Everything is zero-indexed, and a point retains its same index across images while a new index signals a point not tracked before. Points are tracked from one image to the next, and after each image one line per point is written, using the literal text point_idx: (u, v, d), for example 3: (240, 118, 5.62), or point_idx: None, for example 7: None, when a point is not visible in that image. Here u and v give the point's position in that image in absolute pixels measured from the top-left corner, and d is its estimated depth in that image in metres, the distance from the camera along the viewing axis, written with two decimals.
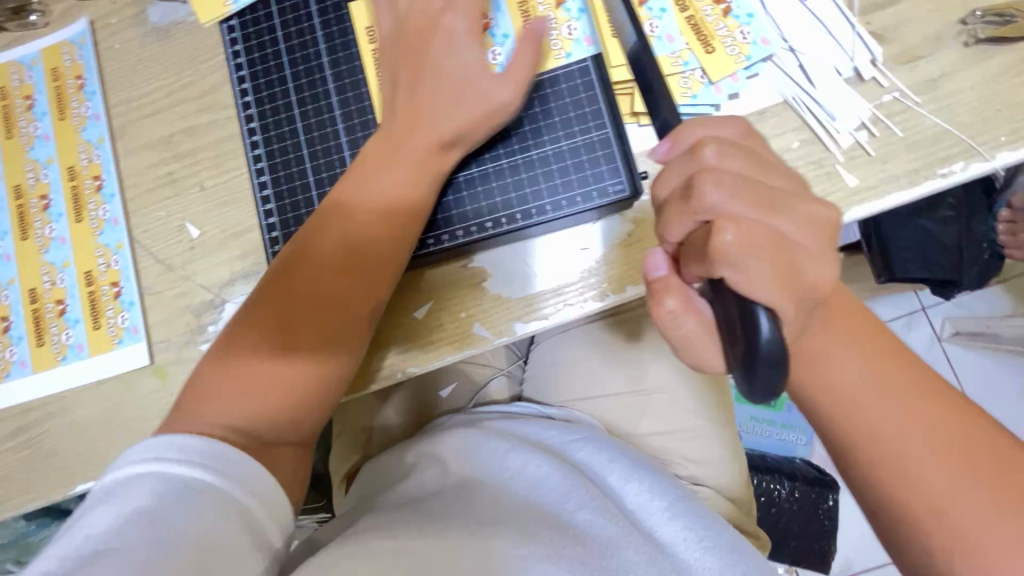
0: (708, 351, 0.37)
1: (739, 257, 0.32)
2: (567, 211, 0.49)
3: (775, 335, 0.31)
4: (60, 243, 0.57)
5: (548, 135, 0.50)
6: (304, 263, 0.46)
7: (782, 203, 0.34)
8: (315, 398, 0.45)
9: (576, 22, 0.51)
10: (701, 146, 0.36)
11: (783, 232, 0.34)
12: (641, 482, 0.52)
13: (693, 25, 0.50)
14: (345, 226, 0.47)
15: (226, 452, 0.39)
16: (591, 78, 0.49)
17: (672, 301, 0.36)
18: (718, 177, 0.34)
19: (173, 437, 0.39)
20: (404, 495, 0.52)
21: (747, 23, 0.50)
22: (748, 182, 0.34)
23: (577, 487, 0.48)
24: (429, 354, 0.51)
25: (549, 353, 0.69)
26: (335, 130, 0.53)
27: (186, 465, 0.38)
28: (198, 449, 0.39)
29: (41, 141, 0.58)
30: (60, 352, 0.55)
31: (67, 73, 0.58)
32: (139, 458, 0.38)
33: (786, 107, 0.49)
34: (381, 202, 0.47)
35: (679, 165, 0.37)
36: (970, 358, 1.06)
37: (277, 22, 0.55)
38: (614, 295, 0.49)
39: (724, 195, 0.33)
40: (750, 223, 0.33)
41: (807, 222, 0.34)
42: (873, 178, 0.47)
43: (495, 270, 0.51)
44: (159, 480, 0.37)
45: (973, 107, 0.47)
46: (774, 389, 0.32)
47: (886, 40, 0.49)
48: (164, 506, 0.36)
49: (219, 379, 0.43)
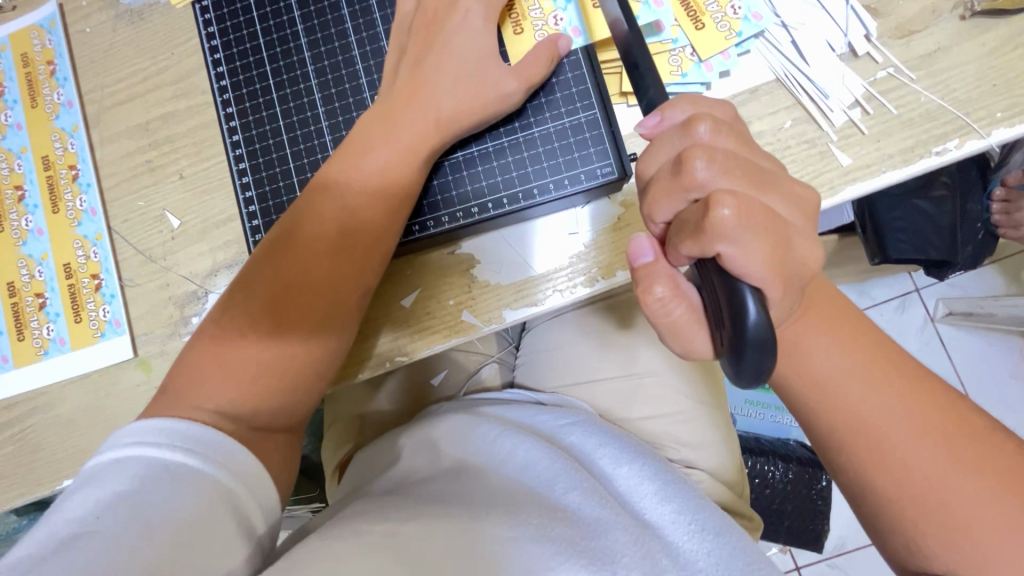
0: (695, 336, 0.36)
1: (738, 231, 0.31)
2: (555, 195, 0.48)
3: (762, 319, 0.31)
4: (37, 235, 0.55)
5: (534, 117, 0.48)
6: (289, 244, 0.44)
7: (769, 181, 0.34)
8: (302, 387, 0.44)
9: None
10: (694, 121, 0.35)
11: (771, 205, 0.33)
12: (632, 466, 0.52)
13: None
14: (335, 207, 0.45)
15: (216, 439, 0.39)
16: (578, 58, 0.48)
17: (661, 288, 0.35)
18: (710, 152, 0.33)
19: (163, 422, 0.39)
20: (392, 481, 0.52)
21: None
22: (739, 159, 0.33)
23: (566, 470, 0.47)
24: (418, 342, 0.50)
25: (541, 338, 0.68)
26: (315, 115, 0.51)
27: (151, 443, 0.37)
28: (183, 434, 0.38)
29: (13, 130, 0.56)
30: (42, 346, 0.54)
31: (37, 59, 0.56)
32: (119, 444, 0.37)
33: (779, 85, 0.48)
34: (369, 180, 0.45)
35: (669, 142, 0.35)
36: (964, 337, 1.06)
37: (252, 2, 0.53)
38: (605, 280, 0.49)
39: (716, 169, 0.32)
40: (747, 196, 0.32)
41: (790, 199, 0.34)
42: (866, 157, 0.46)
43: (482, 256, 0.50)
44: (141, 464, 0.36)
45: (969, 83, 0.46)
46: (762, 372, 0.31)
47: (882, 14, 0.47)
48: (148, 490, 0.35)
49: (214, 362, 0.42)
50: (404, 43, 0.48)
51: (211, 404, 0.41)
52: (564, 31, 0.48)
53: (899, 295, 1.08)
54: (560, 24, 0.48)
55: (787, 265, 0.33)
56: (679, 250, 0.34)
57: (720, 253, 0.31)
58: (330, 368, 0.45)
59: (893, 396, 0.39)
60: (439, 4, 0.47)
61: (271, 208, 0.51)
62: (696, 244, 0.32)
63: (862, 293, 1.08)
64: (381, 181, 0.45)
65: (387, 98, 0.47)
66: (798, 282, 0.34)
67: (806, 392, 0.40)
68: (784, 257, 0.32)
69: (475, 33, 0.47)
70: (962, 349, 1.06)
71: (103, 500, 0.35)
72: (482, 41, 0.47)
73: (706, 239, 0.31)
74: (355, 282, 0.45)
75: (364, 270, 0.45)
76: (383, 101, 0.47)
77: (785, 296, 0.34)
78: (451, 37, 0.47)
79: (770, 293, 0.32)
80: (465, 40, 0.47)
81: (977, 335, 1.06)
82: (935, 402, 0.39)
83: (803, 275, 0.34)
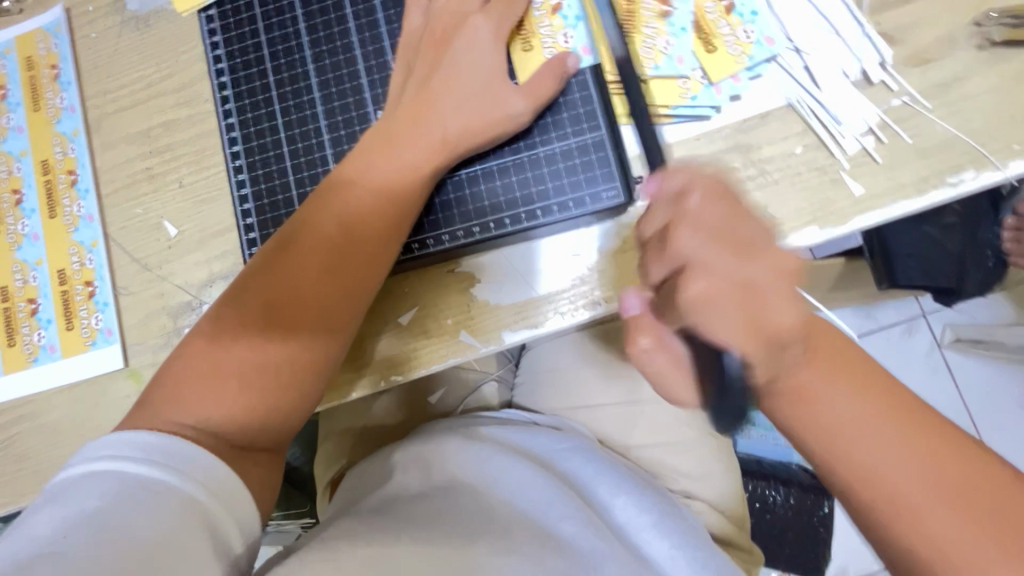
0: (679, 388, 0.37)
1: (708, 306, 0.31)
2: (557, 216, 0.47)
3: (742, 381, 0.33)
4: (33, 240, 0.54)
5: (539, 136, 0.47)
6: (287, 257, 0.43)
7: (755, 251, 0.32)
8: (290, 404, 0.43)
9: (674, 37, 0.47)
10: (687, 192, 0.34)
11: (754, 280, 0.31)
12: (629, 496, 0.51)
13: (694, 22, 0.47)
14: (337, 221, 0.44)
15: (194, 454, 0.38)
16: (586, 79, 0.47)
17: (646, 340, 0.37)
18: (693, 226, 0.32)
19: (141, 435, 0.37)
20: (382, 497, 0.50)
21: (751, 20, 0.47)
22: (726, 231, 0.32)
23: (562, 497, 0.46)
24: (413, 361, 0.49)
25: (542, 359, 0.67)
26: (317, 128, 0.50)
27: (126, 457, 0.36)
28: (161, 449, 0.37)
29: (14, 133, 0.56)
30: (32, 353, 0.53)
31: (41, 63, 0.56)
32: (91, 457, 0.36)
33: (790, 111, 0.47)
34: (372, 194, 0.44)
35: (662, 210, 0.35)
36: (971, 366, 1.05)
37: (258, 13, 0.52)
38: (607, 304, 0.47)
39: (698, 243, 0.32)
40: (720, 276, 0.31)
41: (778, 269, 0.32)
42: (879, 186, 0.45)
43: (484, 276, 0.49)
44: (113, 480, 0.35)
45: (986, 113, 0.45)
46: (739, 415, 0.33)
47: (897, 41, 0.46)
48: (118, 507, 0.34)
49: (203, 374, 0.41)
50: (415, 57, 0.48)
51: (193, 418, 0.40)
52: (573, 49, 0.48)
53: (906, 320, 1.06)
54: (570, 41, 0.48)
55: (767, 331, 0.31)
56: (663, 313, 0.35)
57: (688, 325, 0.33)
58: (318, 385, 0.44)
59: None
60: (448, 23, 0.48)
61: (269, 221, 0.50)
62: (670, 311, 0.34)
63: (869, 317, 1.07)
64: (382, 194, 0.44)
65: (393, 113, 0.46)
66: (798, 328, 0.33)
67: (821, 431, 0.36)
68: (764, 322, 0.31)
69: (485, 53, 0.46)
70: (970, 377, 1.04)
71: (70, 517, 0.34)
72: (491, 61, 0.46)
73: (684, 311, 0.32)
74: (347, 296, 0.44)
75: (359, 285, 0.44)
76: (390, 116, 0.47)
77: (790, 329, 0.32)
78: (462, 55, 0.46)
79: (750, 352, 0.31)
80: (474, 59, 0.46)
81: (986, 364, 1.04)
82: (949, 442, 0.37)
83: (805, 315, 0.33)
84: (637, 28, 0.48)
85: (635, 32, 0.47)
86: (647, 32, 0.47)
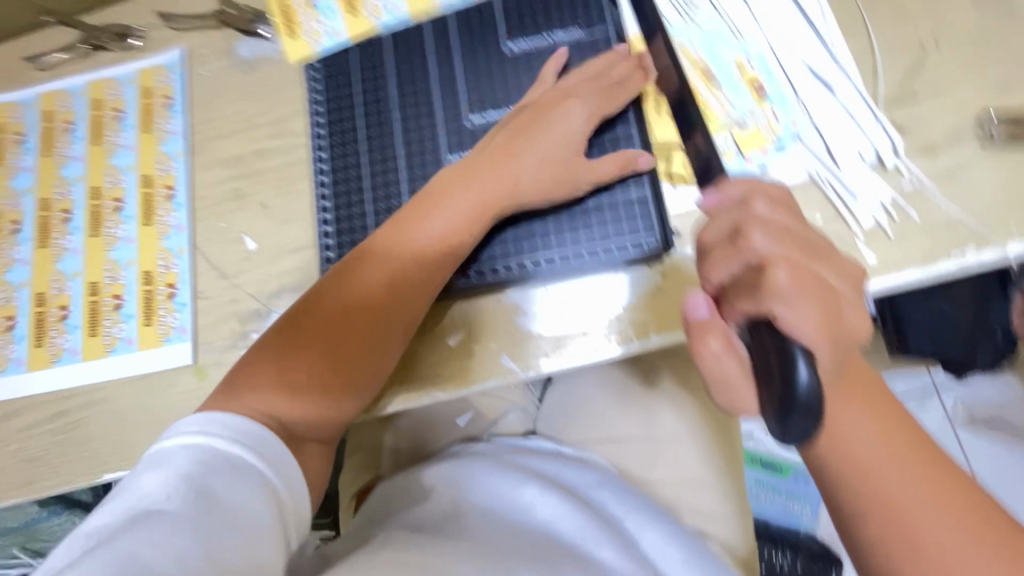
0: (742, 394, 0.36)
1: (793, 294, 0.33)
2: (600, 258, 0.52)
3: (813, 388, 0.31)
4: (126, 243, 0.61)
5: (589, 189, 0.54)
6: (358, 278, 0.51)
7: (821, 255, 0.37)
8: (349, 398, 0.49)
9: (738, 109, 0.54)
10: (752, 198, 0.37)
11: (824, 280, 0.36)
12: (659, 531, 0.55)
13: (721, 103, 0.54)
14: (408, 252, 0.51)
15: (268, 436, 0.43)
16: (634, 143, 0.54)
17: (716, 343, 0.36)
18: (766, 226, 0.36)
19: (228, 419, 0.43)
20: (422, 517, 0.53)
21: (772, 104, 0.54)
22: (793, 234, 0.36)
23: (597, 531, 0.51)
24: (457, 380, 0.53)
25: (567, 393, 0.71)
26: (396, 166, 0.58)
27: (214, 433, 0.41)
28: (244, 430, 0.42)
29: (124, 149, 0.64)
30: (111, 343, 0.59)
31: (157, 93, 0.65)
32: (181, 429, 0.41)
33: (811, 184, 0.52)
34: (454, 224, 0.52)
35: (726, 214, 0.37)
36: (982, 444, 1.06)
37: (355, 67, 0.61)
38: (639, 341, 0.52)
39: (774, 241, 0.35)
40: (801, 270, 0.34)
41: (841, 273, 0.37)
42: (890, 256, 0.50)
43: (526, 306, 0.54)
44: (204, 451, 0.40)
45: (987, 200, 0.50)
46: (806, 433, 0.32)
47: (907, 132, 0.53)
48: (208, 476, 0.39)
49: (283, 374, 0.48)
50: (516, 117, 0.55)
51: (267, 405, 0.46)
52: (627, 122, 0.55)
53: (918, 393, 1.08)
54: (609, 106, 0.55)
55: (839, 328, 0.35)
56: (735, 309, 0.35)
57: (773, 315, 0.33)
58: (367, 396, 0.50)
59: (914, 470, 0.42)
60: (558, 93, 0.54)
61: (345, 243, 0.57)
62: (752, 305, 0.34)
63: None
64: (449, 234, 0.52)
65: (473, 160, 0.54)
66: (839, 344, 0.35)
67: (854, 478, 0.42)
68: (833, 324, 0.34)
69: (580, 125, 0.53)
70: (981, 455, 1.05)
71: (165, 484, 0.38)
72: (578, 128, 0.53)
73: (761, 300, 0.34)
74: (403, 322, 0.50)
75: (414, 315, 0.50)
76: (471, 160, 0.54)
77: (843, 340, 0.36)
78: (572, 120, 0.53)
79: (822, 351, 0.33)
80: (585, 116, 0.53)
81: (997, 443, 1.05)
82: (947, 477, 0.42)
83: (846, 341, 0.36)
84: (706, 109, 0.54)
85: (707, 111, 0.54)
86: (716, 110, 0.54)
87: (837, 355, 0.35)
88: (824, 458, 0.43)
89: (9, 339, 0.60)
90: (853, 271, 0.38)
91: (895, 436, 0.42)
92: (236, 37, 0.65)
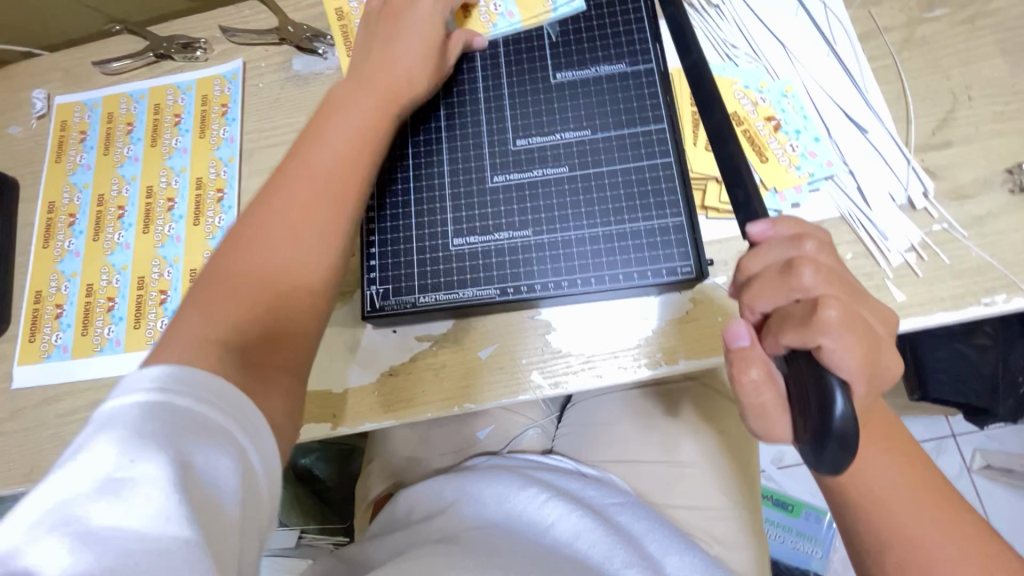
0: (776, 422, 0.38)
1: (844, 331, 0.33)
2: (636, 282, 0.53)
3: (850, 420, 0.32)
4: (175, 241, 0.64)
5: (628, 215, 0.54)
6: (306, 203, 0.45)
7: (862, 299, 0.37)
8: (304, 322, 0.43)
9: (796, 141, 0.56)
10: (803, 237, 0.38)
11: (867, 320, 0.36)
12: (682, 555, 0.54)
13: (748, 138, 0.56)
14: (297, 166, 0.46)
15: (255, 416, 0.35)
16: (673, 171, 0.54)
17: (755, 372, 0.36)
18: (818, 264, 0.35)
19: (209, 376, 0.35)
20: (447, 529, 0.55)
21: (796, 137, 0.56)
22: (841, 276, 0.36)
23: (619, 550, 0.51)
24: (486, 392, 0.54)
25: (588, 413, 0.72)
26: (441, 183, 0.57)
27: (205, 402, 0.33)
28: (233, 404, 0.34)
29: (179, 152, 0.67)
30: (153, 337, 0.61)
31: (214, 101, 0.68)
32: (140, 388, 0.32)
33: (843, 222, 0.54)
34: (352, 139, 0.49)
35: (776, 247, 0.38)
36: (1000, 494, 1.04)
37: None
38: (668, 365, 0.53)
39: (824, 280, 0.35)
40: (850, 308, 0.34)
41: (879, 317, 0.38)
42: (920, 297, 0.51)
43: (558, 324, 0.55)
44: (194, 421, 0.32)
45: (1017, 247, 0.51)
46: (839, 466, 0.32)
47: (938, 177, 0.54)
48: (212, 453, 0.32)
49: (220, 279, 0.42)
50: (373, 35, 0.55)
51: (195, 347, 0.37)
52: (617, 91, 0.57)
53: (936, 438, 1.07)
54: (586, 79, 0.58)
55: (875, 368, 0.36)
56: (779, 339, 0.35)
57: (821, 348, 0.33)
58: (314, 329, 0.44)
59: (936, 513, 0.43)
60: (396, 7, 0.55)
61: (389, 252, 0.56)
62: (800, 335, 0.34)
63: None
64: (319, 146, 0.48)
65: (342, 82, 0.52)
66: (874, 387, 0.37)
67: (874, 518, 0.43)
68: (872, 364, 0.35)
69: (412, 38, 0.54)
70: (998, 507, 1.04)
71: (132, 447, 0.30)
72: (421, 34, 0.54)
73: (811, 333, 0.33)
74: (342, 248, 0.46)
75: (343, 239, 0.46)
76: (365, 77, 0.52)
77: (879, 380, 0.37)
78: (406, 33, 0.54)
79: (858, 386, 0.34)
80: (423, 35, 0.54)
81: (1015, 495, 1.04)
82: (967, 521, 0.43)
83: (881, 382, 0.37)
84: (764, 146, 0.56)
85: (764, 148, 0.56)
86: (773, 146, 0.56)
87: (870, 391, 0.36)
88: (852, 492, 0.44)
89: (56, 327, 0.63)
90: (888, 318, 0.39)
91: (914, 476, 0.44)
92: (293, 54, 0.68)
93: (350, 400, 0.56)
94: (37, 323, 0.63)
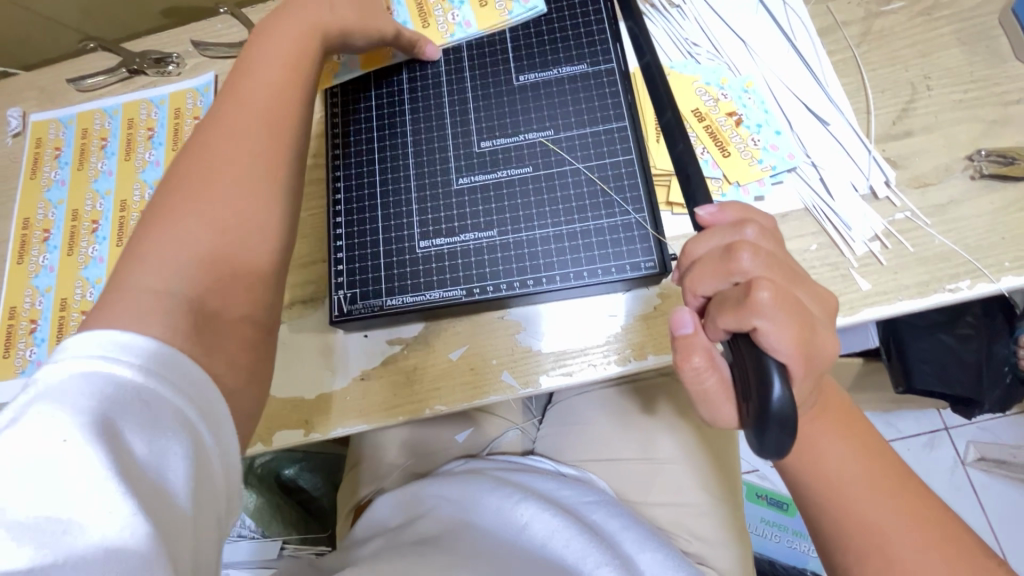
0: (722, 408, 0.38)
1: (776, 311, 0.34)
2: (601, 279, 0.53)
3: (785, 402, 0.33)
4: None
5: (591, 212, 0.54)
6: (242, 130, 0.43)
7: (802, 280, 0.38)
8: (261, 217, 0.41)
9: (757, 135, 0.56)
10: (745, 223, 0.39)
11: (803, 301, 0.37)
12: (656, 553, 0.53)
13: (710, 133, 0.57)
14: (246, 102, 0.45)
15: (218, 410, 0.33)
16: (635, 168, 0.55)
17: (698, 359, 0.37)
18: (756, 247, 0.36)
19: (186, 362, 0.33)
20: (420, 533, 0.54)
21: (757, 132, 0.57)
22: (780, 259, 0.37)
23: (593, 546, 0.50)
24: (457, 394, 0.54)
25: (568, 413, 0.72)
26: (407, 187, 0.57)
27: (177, 393, 0.31)
28: (201, 396, 0.33)
29: (153, 165, 0.67)
30: None
31: (187, 114, 0.69)
32: (117, 363, 0.30)
33: (807, 214, 0.54)
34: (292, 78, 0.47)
35: (720, 233, 0.39)
36: (996, 486, 1.03)
37: None
38: (637, 360, 0.53)
39: (762, 263, 0.36)
40: (785, 290, 0.35)
41: (818, 299, 0.39)
42: (885, 285, 0.51)
43: (526, 324, 0.55)
44: (166, 409, 0.30)
45: (979, 233, 0.52)
46: (781, 447, 0.33)
47: (899, 166, 0.55)
48: (173, 451, 0.30)
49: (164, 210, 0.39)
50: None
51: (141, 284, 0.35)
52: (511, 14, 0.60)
53: (928, 432, 1.07)
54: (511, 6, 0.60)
55: (814, 347, 0.36)
56: (718, 324, 0.36)
57: (756, 330, 0.34)
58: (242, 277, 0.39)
59: (899, 494, 0.43)
60: None
61: (357, 256, 0.56)
62: (735, 319, 0.35)
63: (889, 423, 1.07)
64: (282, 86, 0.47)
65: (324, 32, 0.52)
66: (817, 367, 0.37)
67: (835, 508, 0.43)
68: (809, 343, 0.35)
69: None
70: (994, 499, 1.03)
71: (76, 428, 0.27)
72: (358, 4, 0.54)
73: (747, 315, 0.34)
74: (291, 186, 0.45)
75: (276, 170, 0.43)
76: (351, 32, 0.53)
77: (822, 358, 0.37)
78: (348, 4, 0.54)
79: (798, 370, 0.35)
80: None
81: (1011, 487, 1.03)
82: (931, 503, 0.43)
83: (819, 362, 0.37)
84: (726, 141, 0.56)
85: (726, 144, 0.56)
86: (735, 141, 0.56)
87: (809, 374, 0.37)
88: (816, 479, 0.44)
89: (30, 342, 0.63)
90: (830, 300, 0.40)
91: (873, 463, 0.44)
92: None
93: (321, 405, 0.55)
94: (11, 337, 0.63)
